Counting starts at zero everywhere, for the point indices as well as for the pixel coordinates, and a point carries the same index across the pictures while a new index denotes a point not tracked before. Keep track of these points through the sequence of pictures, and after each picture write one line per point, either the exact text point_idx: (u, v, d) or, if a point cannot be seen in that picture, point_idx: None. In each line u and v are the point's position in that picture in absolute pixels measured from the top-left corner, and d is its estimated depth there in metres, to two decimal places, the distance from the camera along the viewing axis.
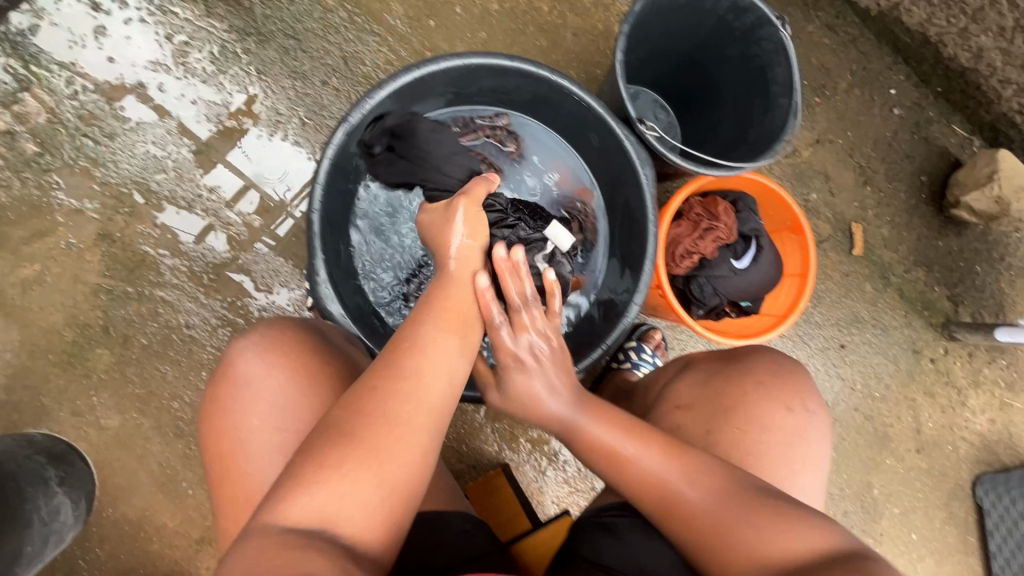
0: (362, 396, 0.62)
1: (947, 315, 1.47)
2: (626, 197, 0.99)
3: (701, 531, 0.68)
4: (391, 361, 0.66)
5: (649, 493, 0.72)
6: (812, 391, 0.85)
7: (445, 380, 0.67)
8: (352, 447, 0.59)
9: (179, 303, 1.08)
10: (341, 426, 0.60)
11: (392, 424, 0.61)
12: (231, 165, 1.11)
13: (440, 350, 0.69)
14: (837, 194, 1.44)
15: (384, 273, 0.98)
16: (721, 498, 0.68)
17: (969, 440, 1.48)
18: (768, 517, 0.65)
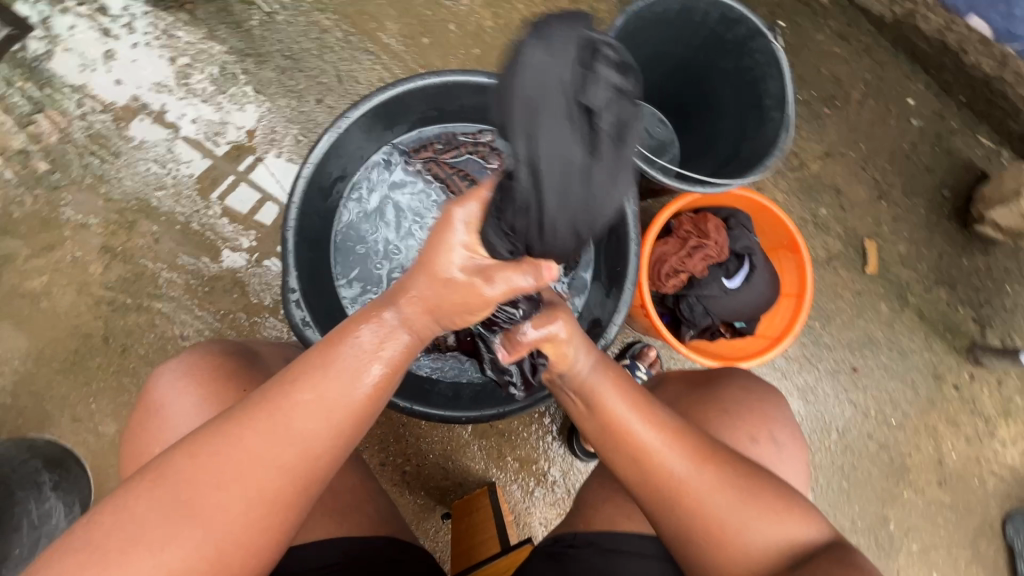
0: (224, 456, 0.52)
1: (973, 338, 1.38)
2: None
3: (694, 521, 0.63)
4: (269, 415, 0.53)
5: (642, 474, 0.64)
6: (783, 420, 0.82)
7: (327, 453, 0.55)
8: (181, 523, 0.51)
9: (175, 315, 1.12)
10: (189, 491, 0.51)
11: (249, 500, 0.52)
12: (255, 183, 1.15)
13: (337, 416, 0.55)
14: (849, 209, 1.37)
15: (363, 289, 0.99)
16: (715, 488, 0.63)
17: (999, 474, 1.37)
18: (762, 511, 0.63)
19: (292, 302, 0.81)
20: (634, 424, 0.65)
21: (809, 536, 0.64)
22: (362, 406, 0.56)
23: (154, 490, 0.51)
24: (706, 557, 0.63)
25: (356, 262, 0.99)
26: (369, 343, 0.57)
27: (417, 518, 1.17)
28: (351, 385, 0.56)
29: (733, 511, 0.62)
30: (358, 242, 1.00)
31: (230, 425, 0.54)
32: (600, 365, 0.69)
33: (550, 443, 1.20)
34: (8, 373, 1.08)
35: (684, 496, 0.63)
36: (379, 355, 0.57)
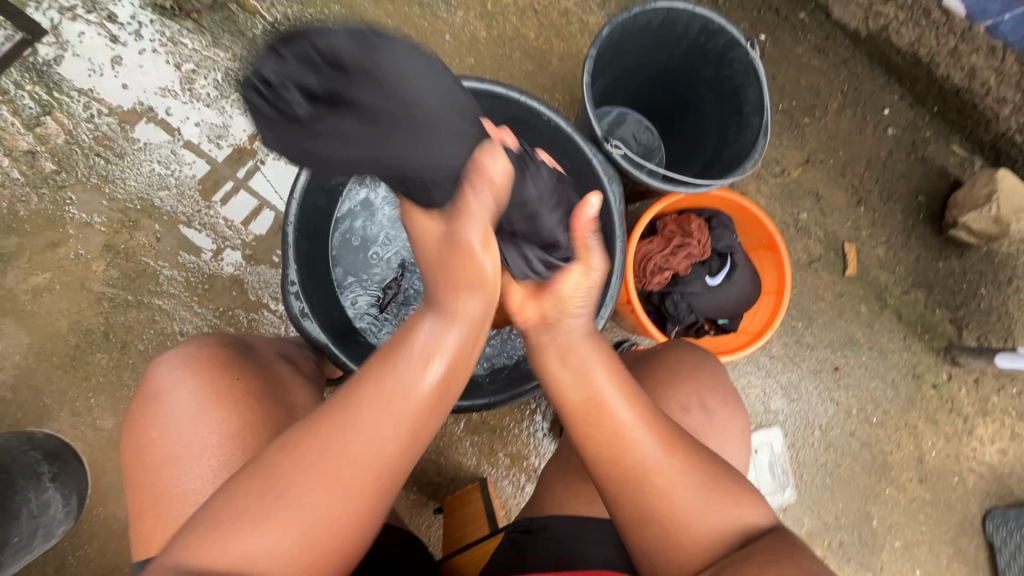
0: (306, 444, 0.56)
1: (949, 339, 1.43)
2: None
3: (659, 497, 0.65)
4: (349, 406, 0.58)
5: (612, 448, 0.67)
6: (716, 388, 0.84)
7: (408, 437, 0.58)
8: (280, 509, 0.54)
9: (175, 311, 1.15)
10: (274, 473, 0.56)
11: (327, 485, 0.55)
12: (253, 190, 1.19)
13: (413, 403, 0.59)
14: (829, 214, 1.43)
15: (360, 285, 1.03)
16: (676, 466, 0.66)
17: (978, 471, 1.41)
18: (719, 490, 0.66)
19: (292, 293, 0.84)
20: (613, 403, 0.68)
21: (754, 518, 0.67)
22: (438, 391, 0.60)
23: (254, 482, 0.56)
24: (668, 533, 0.65)
25: (353, 259, 1.03)
26: (435, 336, 0.61)
27: (410, 514, 1.19)
28: (425, 373, 0.60)
29: (688, 487, 0.66)
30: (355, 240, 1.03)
31: (313, 419, 0.58)
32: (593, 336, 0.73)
33: (541, 439, 1.23)
34: (9, 367, 1.10)
35: (649, 473, 0.66)
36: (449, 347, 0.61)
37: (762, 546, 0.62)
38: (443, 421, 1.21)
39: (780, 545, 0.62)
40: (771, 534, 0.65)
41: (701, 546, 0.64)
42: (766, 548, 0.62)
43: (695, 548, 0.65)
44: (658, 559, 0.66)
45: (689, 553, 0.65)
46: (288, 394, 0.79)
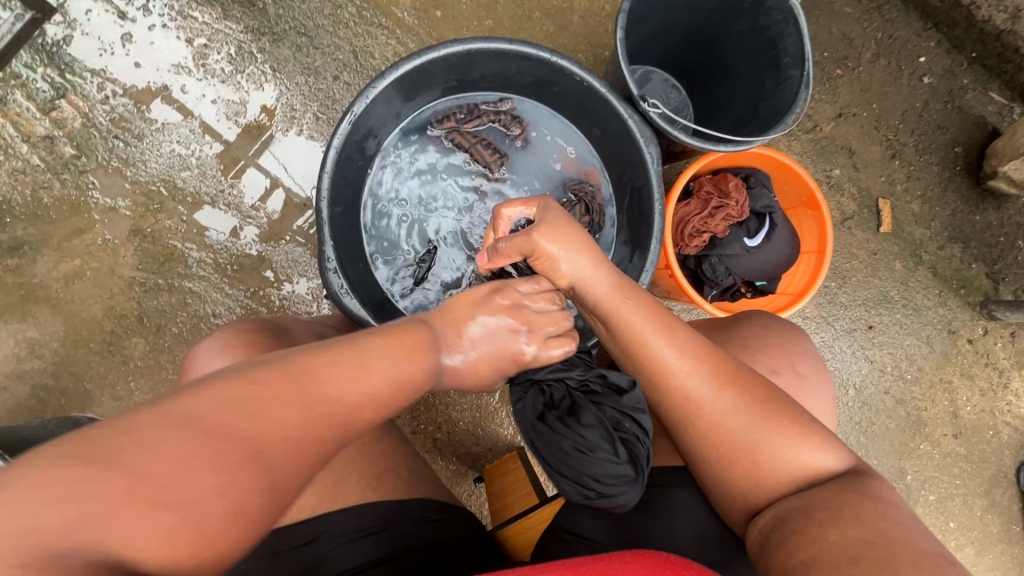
0: (288, 386, 0.50)
1: (985, 293, 1.40)
2: (632, 177, 0.97)
3: (713, 433, 0.68)
4: (303, 368, 0.53)
5: (661, 384, 0.71)
6: (806, 353, 0.84)
7: (353, 420, 0.54)
8: (212, 460, 0.43)
9: (206, 294, 1.14)
10: (246, 413, 0.46)
11: (305, 435, 0.49)
12: (262, 167, 1.17)
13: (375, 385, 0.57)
14: (862, 169, 1.38)
15: (393, 260, 1.00)
16: (727, 403, 0.68)
17: (1013, 424, 1.41)
18: (782, 428, 0.66)
19: (330, 270, 0.83)
20: (656, 346, 0.71)
21: (826, 464, 0.65)
22: (398, 385, 0.60)
23: (176, 420, 0.43)
24: (723, 470, 0.68)
25: (385, 234, 1.00)
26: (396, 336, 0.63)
27: (450, 484, 1.20)
28: (386, 366, 0.59)
29: (745, 430, 0.67)
30: (385, 215, 1.01)
31: (273, 380, 0.49)
32: (623, 287, 0.76)
33: None
34: (48, 355, 1.11)
35: (701, 413, 0.69)
36: (417, 352, 0.63)
37: (831, 493, 0.60)
38: (478, 393, 1.21)
39: (856, 496, 0.59)
40: (848, 483, 0.62)
41: (766, 484, 0.66)
42: (836, 495, 0.60)
43: (756, 485, 0.66)
44: (725, 496, 0.68)
45: (750, 489, 0.66)
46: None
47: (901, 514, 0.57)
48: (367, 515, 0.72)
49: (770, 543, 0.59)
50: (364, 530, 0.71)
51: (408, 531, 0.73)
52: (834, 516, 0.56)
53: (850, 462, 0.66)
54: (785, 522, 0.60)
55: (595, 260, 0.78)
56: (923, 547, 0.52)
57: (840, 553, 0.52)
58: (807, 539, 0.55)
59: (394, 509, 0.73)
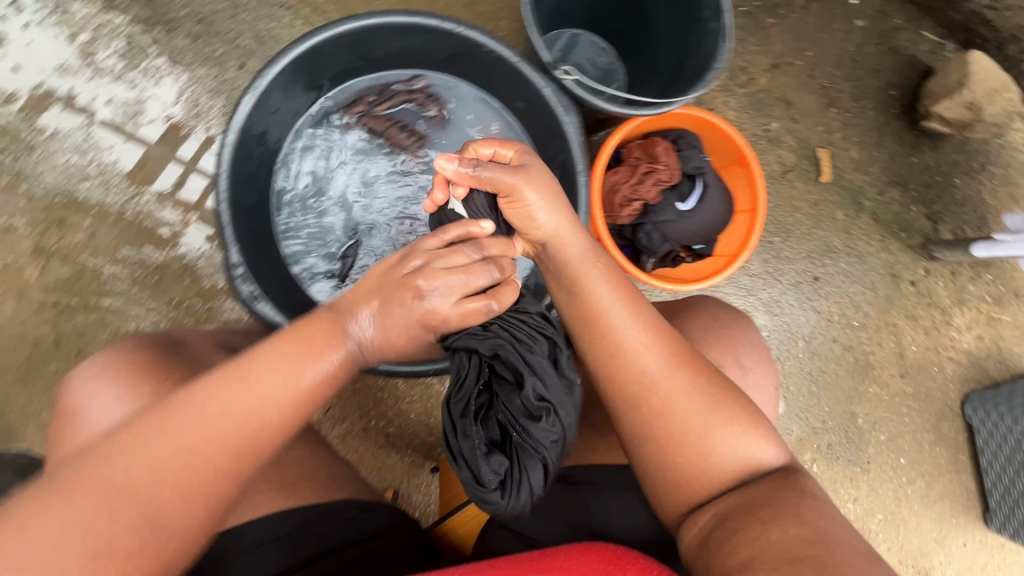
0: (154, 431, 0.55)
1: (926, 235, 1.42)
2: (556, 150, 0.93)
3: (664, 417, 0.66)
4: (177, 416, 0.56)
5: (616, 362, 0.68)
6: (750, 345, 0.83)
7: (234, 449, 0.57)
8: (93, 510, 0.52)
9: (126, 309, 1.08)
10: (118, 471, 0.53)
11: (175, 483, 0.55)
12: (200, 167, 1.10)
13: (262, 408, 0.58)
14: (800, 119, 1.37)
15: (314, 258, 0.95)
16: (680, 386, 0.67)
17: (956, 359, 1.45)
18: (730, 416, 0.66)
19: (238, 276, 0.77)
20: (617, 318, 0.69)
21: (765, 459, 0.67)
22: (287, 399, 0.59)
23: (79, 488, 0.52)
24: (667, 456, 0.66)
25: (303, 231, 0.95)
26: (298, 342, 0.60)
27: (407, 477, 1.18)
28: (274, 385, 0.58)
29: (697, 417, 0.66)
30: (302, 211, 0.96)
31: (152, 430, 0.55)
32: (588, 250, 0.73)
33: None
34: None
35: (656, 394, 0.67)
36: (305, 354, 0.60)
37: (769, 490, 0.63)
38: (428, 383, 1.19)
39: (786, 493, 0.62)
40: (778, 478, 0.65)
41: (708, 474, 0.66)
42: (770, 493, 0.63)
43: (696, 475, 0.66)
44: (664, 492, 0.68)
45: (690, 480, 0.66)
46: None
47: (826, 509, 0.61)
48: (283, 522, 0.69)
49: (711, 541, 0.61)
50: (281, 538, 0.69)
51: (334, 534, 0.72)
52: (777, 514, 0.59)
53: (786, 456, 0.69)
54: (725, 519, 0.62)
55: (575, 223, 0.74)
56: (847, 542, 0.57)
57: (779, 560, 0.55)
58: (754, 542, 0.58)
59: (319, 513, 0.71)
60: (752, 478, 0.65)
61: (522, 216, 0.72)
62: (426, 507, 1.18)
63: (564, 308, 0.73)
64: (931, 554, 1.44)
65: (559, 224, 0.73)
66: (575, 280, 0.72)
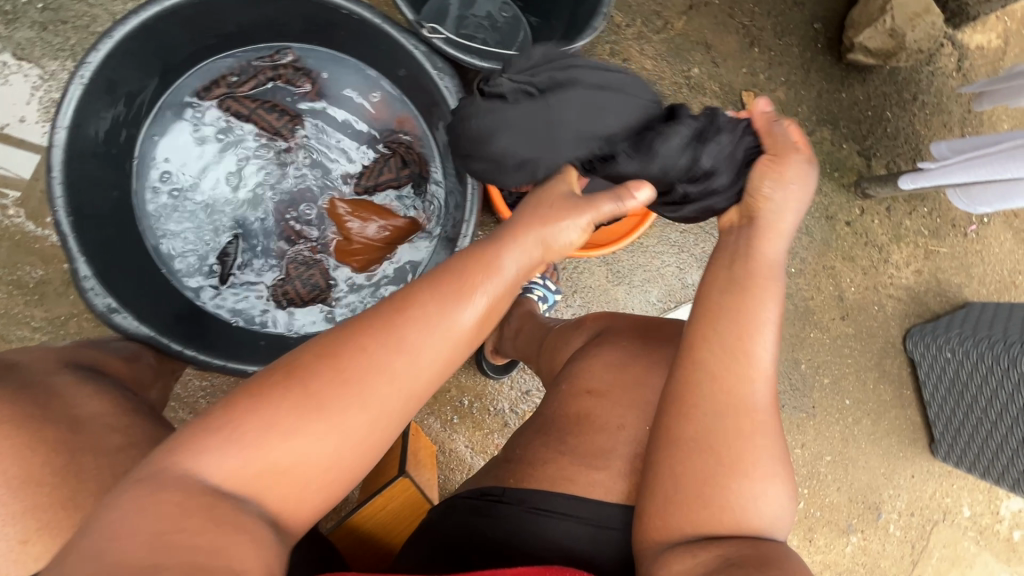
0: (341, 356, 0.53)
1: (859, 172, 1.39)
2: (438, 118, 0.86)
3: (734, 447, 0.60)
4: (388, 349, 0.54)
5: (722, 375, 0.61)
6: None
7: (421, 385, 0.56)
8: (296, 428, 0.51)
9: (8, 332, 1.00)
10: (309, 389, 0.52)
11: (364, 407, 0.53)
12: None
13: (450, 355, 0.56)
14: (722, 63, 1.30)
15: (192, 260, 0.88)
16: (769, 427, 0.61)
17: (895, 296, 1.45)
18: (783, 478, 0.61)
19: (88, 288, 0.70)
20: (766, 335, 0.61)
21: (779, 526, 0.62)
22: (449, 342, 0.56)
23: (293, 391, 0.52)
24: (700, 471, 0.60)
25: (176, 230, 0.88)
26: (497, 273, 0.58)
27: None
28: (455, 315, 0.56)
29: (757, 458, 0.60)
30: (172, 210, 0.88)
31: (342, 358, 0.53)
32: (768, 265, 0.64)
33: (462, 369, 1.21)
34: None
35: (746, 416, 0.61)
36: (478, 277, 0.57)
37: (764, 544, 0.58)
38: None
39: (784, 556, 0.57)
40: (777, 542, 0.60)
41: (728, 510, 0.59)
42: (770, 550, 0.57)
43: (712, 507, 0.59)
44: (658, 513, 0.61)
45: (706, 507, 0.59)
46: (78, 405, 0.65)
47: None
48: None
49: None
50: None
51: None
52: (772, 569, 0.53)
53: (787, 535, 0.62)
54: (729, 563, 0.55)
55: (779, 231, 0.65)
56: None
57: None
58: None
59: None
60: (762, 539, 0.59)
61: (775, 176, 0.66)
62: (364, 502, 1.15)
63: (711, 283, 0.65)
64: (880, 489, 1.46)
65: (778, 219, 0.65)
66: (746, 275, 0.64)
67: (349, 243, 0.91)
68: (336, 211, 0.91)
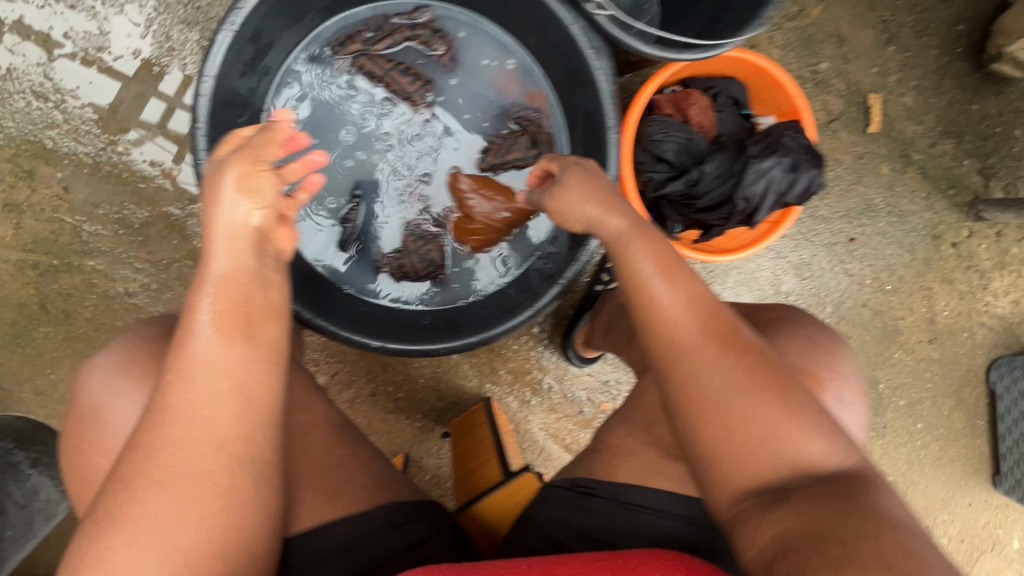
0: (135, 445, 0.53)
1: (975, 193, 1.31)
2: (582, 99, 0.81)
3: (704, 406, 0.55)
4: (180, 389, 0.55)
5: (662, 349, 0.58)
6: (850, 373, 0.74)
7: (240, 402, 0.56)
8: (131, 509, 0.51)
9: (113, 271, 1.00)
10: (118, 479, 0.53)
11: (170, 469, 0.53)
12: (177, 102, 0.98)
13: (229, 363, 0.57)
14: (853, 59, 1.21)
15: (314, 223, 0.87)
16: (719, 365, 0.55)
17: (987, 324, 1.39)
18: (779, 404, 0.54)
19: None
20: (656, 286, 0.59)
21: (823, 458, 0.53)
22: (225, 370, 0.56)
23: (139, 477, 0.52)
24: (704, 447, 0.55)
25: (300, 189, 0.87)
26: (204, 280, 0.59)
27: (417, 441, 1.16)
28: (204, 346, 0.56)
29: (742, 403, 0.54)
30: None
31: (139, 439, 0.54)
32: (633, 225, 0.63)
33: (543, 352, 1.20)
34: None
35: (682, 365, 0.56)
36: (236, 300, 0.59)
37: (827, 506, 0.49)
38: None
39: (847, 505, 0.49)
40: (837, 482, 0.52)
41: (748, 473, 0.54)
42: (828, 512, 0.49)
43: (739, 478, 0.54)
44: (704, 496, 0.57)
45: (732, 477, 0.54)
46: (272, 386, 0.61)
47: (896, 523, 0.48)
48: (326, 536, 0.63)
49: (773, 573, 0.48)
50: (320, 557, 0.62)
51: (375, 544, 0.64)
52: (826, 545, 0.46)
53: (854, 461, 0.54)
54: (788, 546, 0.48)
55: (602, 200, 0.65)
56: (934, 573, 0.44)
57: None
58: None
59: (356, 525, 0.64)
60: (812, 489, 0.51)
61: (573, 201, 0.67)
62: (439, 471, 1.16)
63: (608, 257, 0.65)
64: (935, 514, 1.45)
65: (587, 211, 0.66)
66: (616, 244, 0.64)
67: (469, 221, 0.88)
68: (459, 185, 0.87)
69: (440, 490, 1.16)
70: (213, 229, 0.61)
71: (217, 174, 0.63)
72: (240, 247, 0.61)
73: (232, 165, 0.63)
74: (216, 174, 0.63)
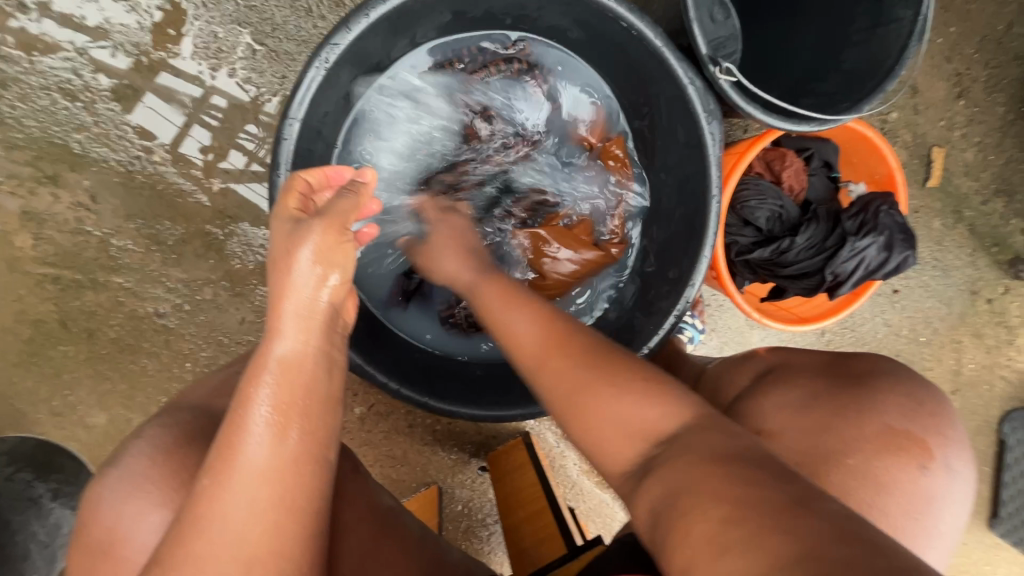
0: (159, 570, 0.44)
1: (1017, 252, 1.28)
2: (676, 156, 0.77)
3: (563, 404, 0.55)
4: (217, 495, 0.46)
5: (526, 358, 0.60)
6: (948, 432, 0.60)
7: (277, 516, 0.47)
8: None
9: (142, 290, 0.92)
10: None
11: None
12: (219, 108, 0.89)
13: (275, 470, 0.47)
14: (923, 111, 1.20)
15: (382, 265, 0.83)
16: (561, 360, 0.57)
17: (1007, 378, 1.35)
18: (602, 380, 0.54)
19: None
20: (501, 314, 0.64)
21: (660, 420, 0.50)
22: (267, 476, 0.47)
23: None
24: (589, 441, 0.53)
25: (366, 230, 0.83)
26: (265, 367, 0.50)
27: (452, 473, 1.13)
28: (258, 450, 0.47)
29: (578, 396, 0.54)
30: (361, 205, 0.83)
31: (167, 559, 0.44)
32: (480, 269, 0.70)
33: None
34: None
35: (542, 372, 0.58)
36: (300, 392, 0.50)
37: (689, 457, 0.46)
38: None
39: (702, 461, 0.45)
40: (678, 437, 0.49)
41: (616, 452, 0.51)
42: (697, 469, 0.44)
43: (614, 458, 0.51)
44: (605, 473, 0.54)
45: (601, 452, 0.52)
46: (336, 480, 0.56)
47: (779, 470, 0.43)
48: None
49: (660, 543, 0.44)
50: None
51: None
52: (694, 496, 0.42)
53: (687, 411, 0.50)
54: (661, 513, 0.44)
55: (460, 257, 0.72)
56: (803, 529, 0.36)
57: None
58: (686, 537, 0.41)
59: None
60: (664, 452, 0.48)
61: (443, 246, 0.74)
62: (471, 503, 1.14)
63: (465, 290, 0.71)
64: None
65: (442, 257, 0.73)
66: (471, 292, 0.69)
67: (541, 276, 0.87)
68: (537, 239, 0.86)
69: (471, 520, 1.14)
70: (284, 304, 0.51)
71: (290, 236, 0.53)
72: (313, 332, 0.52)
73: (308, 230, 0.52)
74: (284, 235, 0.53)
